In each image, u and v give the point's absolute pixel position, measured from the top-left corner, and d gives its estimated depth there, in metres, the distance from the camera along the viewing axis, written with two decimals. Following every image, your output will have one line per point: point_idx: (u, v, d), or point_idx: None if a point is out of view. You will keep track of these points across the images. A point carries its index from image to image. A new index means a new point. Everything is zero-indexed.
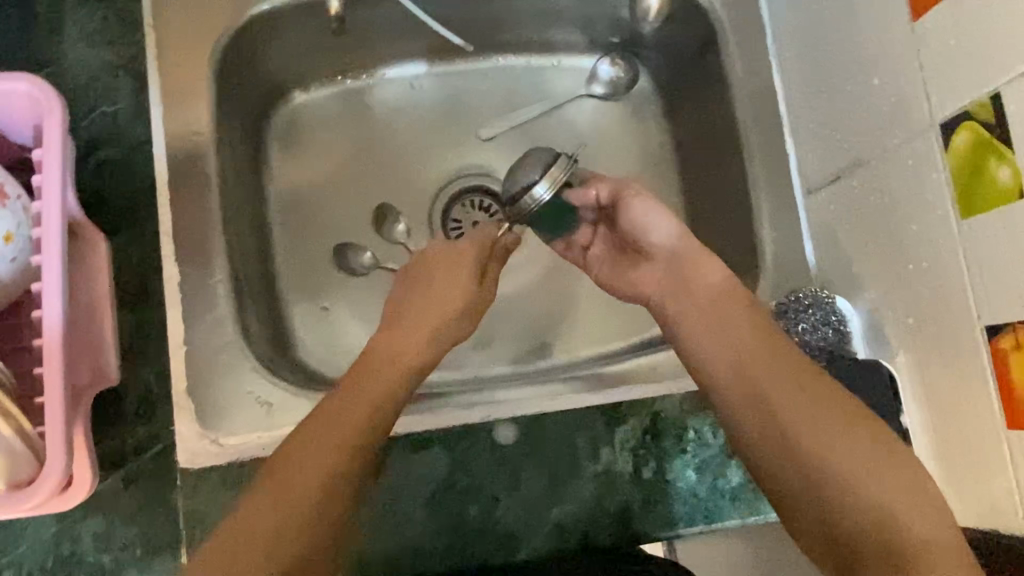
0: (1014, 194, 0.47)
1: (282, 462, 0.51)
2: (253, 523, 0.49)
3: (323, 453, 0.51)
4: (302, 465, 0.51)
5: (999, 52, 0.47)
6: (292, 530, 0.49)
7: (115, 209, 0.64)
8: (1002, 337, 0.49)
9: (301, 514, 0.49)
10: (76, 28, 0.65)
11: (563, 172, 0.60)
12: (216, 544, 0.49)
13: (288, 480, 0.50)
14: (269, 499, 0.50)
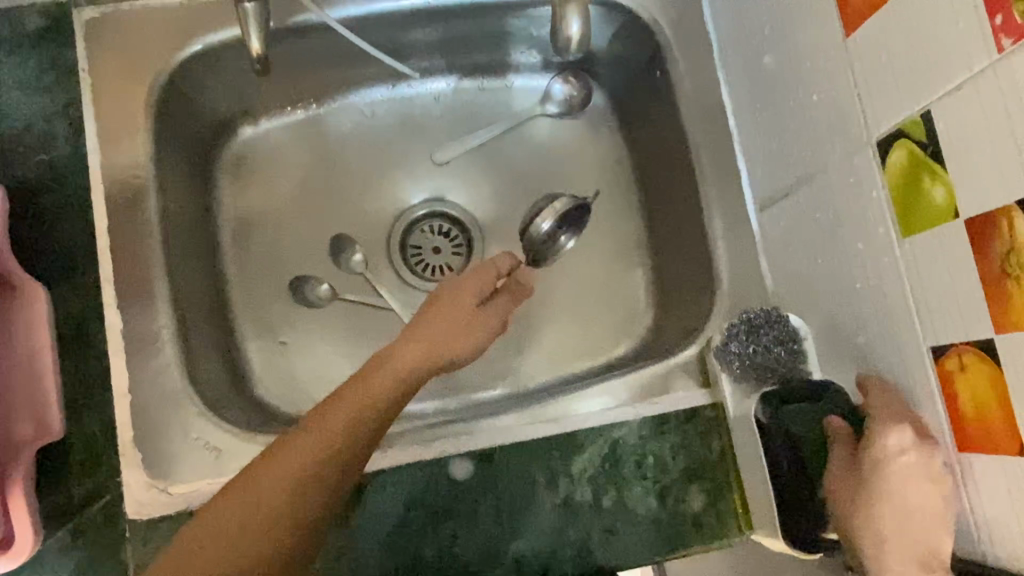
0: (949, 213, 0.46)
1: (264, 459, 0.49)
2: (222, 516, 0.46)
3: (303, 449, 0.48)
4: (282, 461, 0.48)
5: (932, 69, 0.46)
6: (257, 528, 0.45)
7: (55, 259, 0.63)
8: (948, 358, 0.48)
9: (268, 510, 0.46)
10: (11, 75, 0.64)
11: (562, 204, 0.75)
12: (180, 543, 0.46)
13: (262, 476, 0.47)
14: (237, 495, 0.47)
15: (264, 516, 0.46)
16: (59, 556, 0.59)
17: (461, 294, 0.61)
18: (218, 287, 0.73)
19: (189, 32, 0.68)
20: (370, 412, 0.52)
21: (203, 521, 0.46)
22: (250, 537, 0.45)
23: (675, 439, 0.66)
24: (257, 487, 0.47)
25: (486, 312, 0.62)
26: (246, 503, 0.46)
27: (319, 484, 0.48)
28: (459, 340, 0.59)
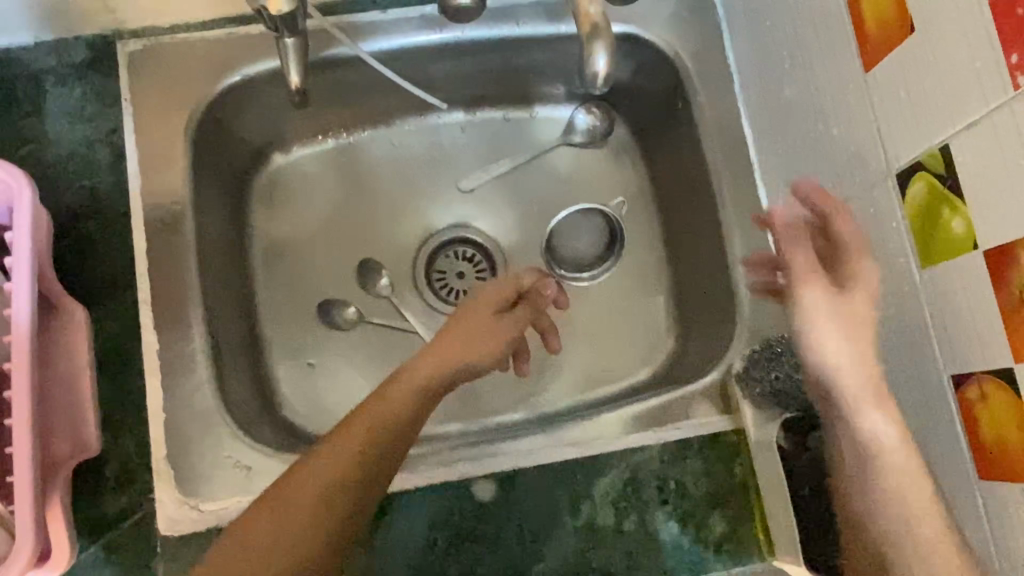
0: (968, 244, 0.47)
1: (292, 475, 0.51)
2: (254, 535, 0.49)
3: (328, 463, 0.50)
4: (307, 481, 0.50)
5: (949, 105, 0.47)
6: (289, 542, 0.48)
7: (95, 280, 0.66)
8: (968, 388, 0.49)
9: (295, 530, 0.48)
10: (57, 106, 0.68)
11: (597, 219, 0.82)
12: (218, 559, 0.49)
13: (291, 490, 0.49)
14: (267, 515, 0.49)
15: (295, 531, 0.48)
16: (92, 571, 0.61)
17: (480, 306, 0.59)
18: (250, 310, 0.75)
19: (227, 65, 0.70)
20: (393, 421, 0.52)
21: (243, 530, 0.49)
22: (283, 552, 0.48)
23: (697, 464, 0.67)
24: (287, 501, 0.49)
25: (508, 319, 0.60)
26: (278, 518, 0.49)
27: (347, 494, 0.50)
28: (478, 348, 0.57)
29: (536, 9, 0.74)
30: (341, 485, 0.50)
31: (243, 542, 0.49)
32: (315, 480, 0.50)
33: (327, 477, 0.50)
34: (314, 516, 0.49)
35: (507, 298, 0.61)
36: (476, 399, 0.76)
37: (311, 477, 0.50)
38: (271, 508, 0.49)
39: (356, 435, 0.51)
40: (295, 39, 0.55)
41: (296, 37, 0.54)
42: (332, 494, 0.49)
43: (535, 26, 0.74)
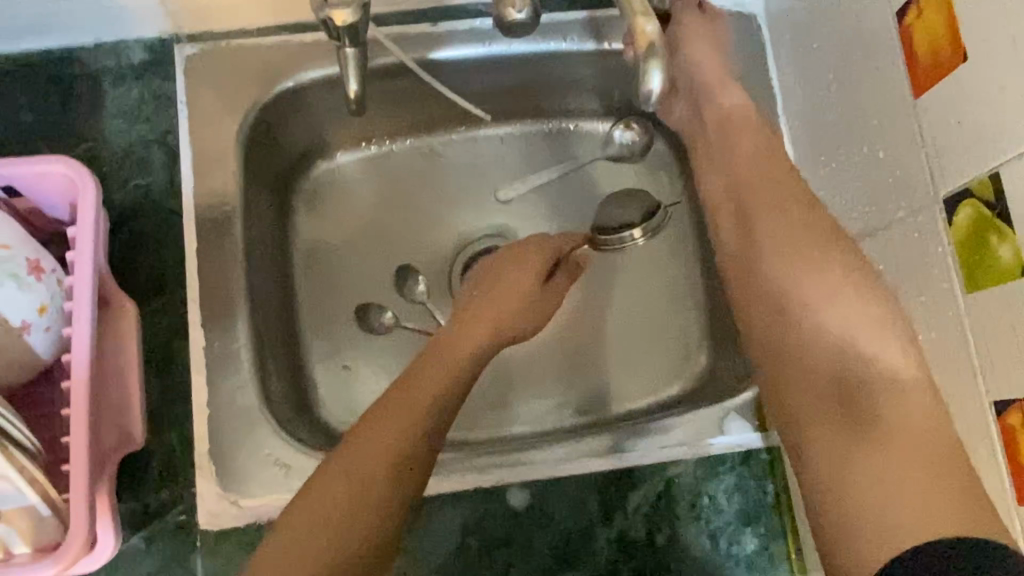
0: (1014, 271, 0.47)
1: (365, 423, 0.54)
2: (336, 477, 0.51)
3: (389, 437, 0.53)
4: (383, 424, 0.53)
5: (1000, 132, 0.48)
6: (363, 512, 0.50)
7: (145, 277, 0.68)
8: (1012, 413, 0.49)
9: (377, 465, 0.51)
10: (113, 105, 0.70)
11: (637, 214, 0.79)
12: (299, 505, 0.51)
13: (359, 461, 0.51)
14: (347, 458, 0.52)
15: (369, 501, 0.50)
16: (134, 560, 0.62)
17: (514, 284, 0.68)
18: (289, 310, 0.76)
19: (279, 70, 0.72)
20: (440, 400, 0.56)
21: (306, 501, 0.50)
22: (359, 520, 0.50)
23: (730, 481, 0.67)
24: (356, 473, 0.51)
25: (534, 300, 0.69)
26: (348, 488, 0.50)
27: (412, 469, 0.52)
28: (505, 322, 0.66)
29: (583, 26, 0.76)
30: (407, 459, 0.52)
31: (311, 512, 0.50)
32: (382, 453, 0.52)
33: (392, 449, 0.52)
34: (384, 488, 0.51)
35: (540, 280, 0.69)
36: (508, 406, 0.77)
37: (377, 450, 0.52)
38: (338, 478, 0.51)
39: (409, 413, 0.55)
40: (355, 49, 0.55)
41: (357, 46, 0.55)
42: (400, 467, 0.52)
43: (581, 41, 0.75)
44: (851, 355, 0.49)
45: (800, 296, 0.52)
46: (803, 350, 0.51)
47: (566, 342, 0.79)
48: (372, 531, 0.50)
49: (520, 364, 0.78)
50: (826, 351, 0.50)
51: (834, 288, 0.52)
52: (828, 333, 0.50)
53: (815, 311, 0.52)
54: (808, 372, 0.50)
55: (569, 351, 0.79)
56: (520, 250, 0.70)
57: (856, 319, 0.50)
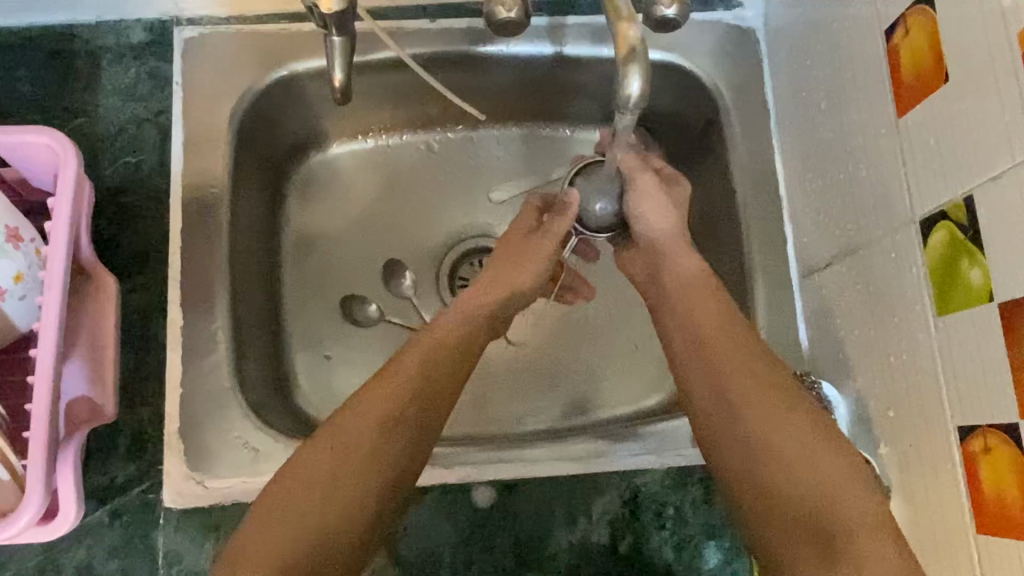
0: (983, 295, 0.47)
1: (344, 412, 0.52)
2: (315, 469, 0.49)
3: (379, 405, 0.52)
4: (364, 414, 0.51)
5: (975, 156, 0.48)
6: (337, 525, 0.47)
7: (129, 254, 0.69)
8: (974, 439, 0.48)
9: (361, 457, 0.49)
10: (111, 82, 0.71)
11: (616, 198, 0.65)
12: (271, 496, 0.49)
13: (347, 429, 0.51)
14: (326, 448, 0.50)
15: (355, 466, 0.49)
16: (96, 533, 0.63)
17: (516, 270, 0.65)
18: (274, 296, 0.77)
19: (275, 59, 0.72)
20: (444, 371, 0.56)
21: (294, 468, 0.50)
22: (346, 484, 0.48)
23: (697, 493, 0.67)
24: (345, 454, 0.50)
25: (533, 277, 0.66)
26: (333, 453, 0.50)
27: (403, 433, 0.51)
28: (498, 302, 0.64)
29: (582, 31, 0.76)
30: (397, 425, 0.51)
31: (298, 476, 0.49)
32: (368, 419, 0.51)
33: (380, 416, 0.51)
34: (370, 452, 0.50)
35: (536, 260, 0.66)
36: (484, 406, 0.76)
37: (364, 417, 0.51)
38: (322, 452, 0.50)
39: (405, 382, 0.54)
40: (343, 38, 0.56)
41: (345, 35, 0.56)
42: (387, 433, 0.51)
43: (579, 46, 0.75)
44: (810, 468, 0.48)
45: (735, 375, 0.54)
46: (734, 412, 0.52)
47: (548, 347, 0.79)
48: (360, 494, 0.48)
49: (498, 364, 0.78)
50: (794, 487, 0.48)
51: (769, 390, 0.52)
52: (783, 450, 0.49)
53: (747, 391, 0.53)
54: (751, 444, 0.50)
55: (550, 355, 0.79)
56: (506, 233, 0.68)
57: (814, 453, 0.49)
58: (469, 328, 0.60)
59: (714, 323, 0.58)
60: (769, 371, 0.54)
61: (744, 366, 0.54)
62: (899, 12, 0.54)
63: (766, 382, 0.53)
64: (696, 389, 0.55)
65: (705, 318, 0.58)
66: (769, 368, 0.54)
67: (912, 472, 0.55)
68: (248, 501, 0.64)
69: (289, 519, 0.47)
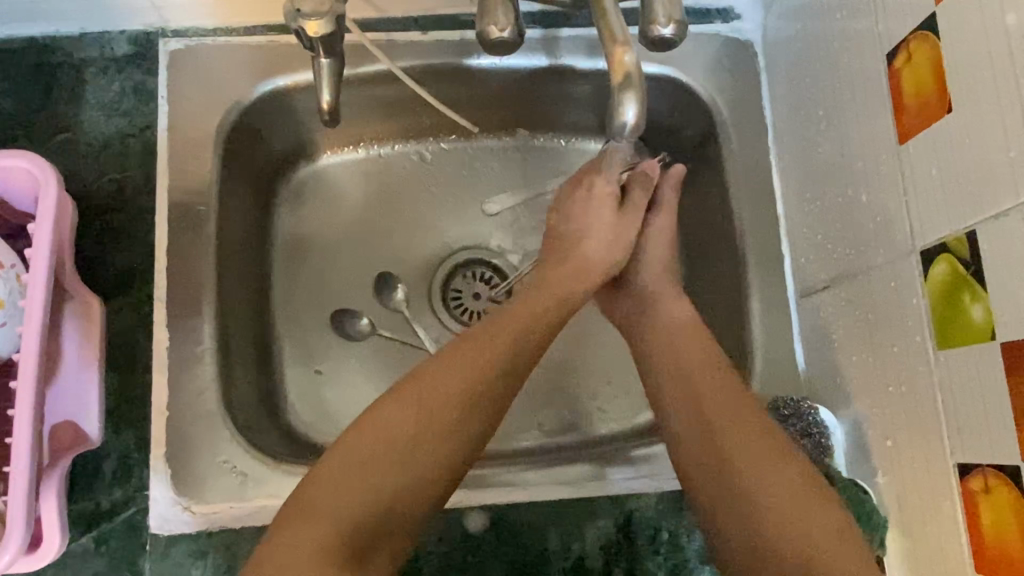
0: (984, 333, 0.46)
1: (432, 370, 0.53)
2: (396, 422, 0.51)
3: (463, 377, 0.53)
4: (450, 376, 0.53)
5: (979, 191, 0.47)
6: (410, 482, 0.49)
7: (114, 273, 0.68)
8: (973, 477, 0.48)
9: (441, 422, 0.51)
10: (94, 96, 0.70)
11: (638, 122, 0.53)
12: (352, 438, 0.50)
13: (432, 395, 0.52)
14: (410, 404, 0.51)
15: (433, 433, 0.51)
16: (82, 559, 0.63)
17: (584, 252, 0.64)
18: (265, 312, 0.75)
19: (263, 71, 0.71)
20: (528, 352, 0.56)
21: (373, 421, 0.51)
22: (420, 451, 0.50)
23: (693, 517, 0.66)
24: (428, 411, 0.51)
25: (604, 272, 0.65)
26: (417, 413, 0.51)
27: (481, 410, 0.53)
28: (588, 295, 0.64)
29: (578, 44, 0.74)
30: (475, 400, 0.52)
31: (376, 431, 0.50)
32: (453, 388, 0.52)
33: (464, 387, 0.52)
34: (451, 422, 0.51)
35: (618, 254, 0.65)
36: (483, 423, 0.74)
37: (450, 385, 0.52)
38: (405, 409, 0.51)
39: (493, 357, 0.54)
40: (330, 60, 0.55)
41: (331, 57, 0.55)
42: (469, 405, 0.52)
43: (573, 59, 0.74)
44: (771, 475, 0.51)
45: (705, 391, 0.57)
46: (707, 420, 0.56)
47: (545, 361, 0.76)
48: (430, 464, 0.50)
49: None
50: (751, 483, 0.52)
51: (736, 406, 0.56)
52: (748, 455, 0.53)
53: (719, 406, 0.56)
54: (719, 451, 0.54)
55: (548, 369, 0.76)
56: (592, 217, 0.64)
57: (784, 487, 0.51)
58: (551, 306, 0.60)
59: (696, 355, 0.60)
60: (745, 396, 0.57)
61: (711, 382, 0.58)
62: (901, 36, 0.53)
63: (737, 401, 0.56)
64: (669, 391, 0.59)
65: (694, 367, 0.59)
66: (732, 385, 0.58)
67: (912, 503, 0.54)
68: (233, 527, 0.63)
69: (364, 469, 0.49)
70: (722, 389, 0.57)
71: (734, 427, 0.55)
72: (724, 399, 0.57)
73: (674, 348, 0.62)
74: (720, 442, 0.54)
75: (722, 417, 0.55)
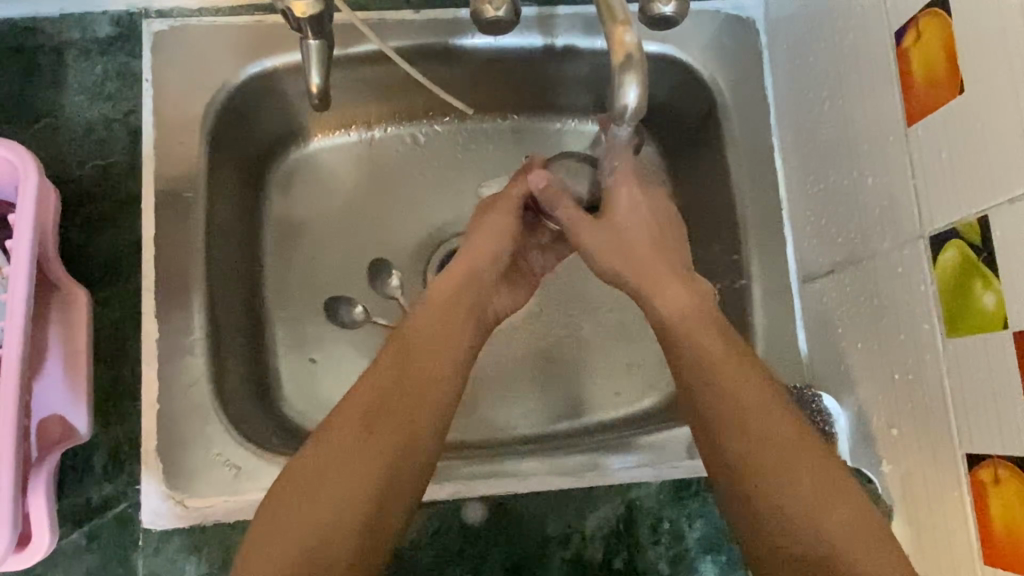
0: (995, 321, 0.45)
1: (333, 410, 0.52)
2: (309, 464, 0.49)
3: (363, 404, 0.51)
4: (345, 411, 0.51)
5: (993, 176, 0.45)
6: (347, 510, 0.47)
7: (100, 264, 0.66)
8: (982, 468, 0.47)
9: (353, 447, 0.49)
10: (77, 81, 0.68)
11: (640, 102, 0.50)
12: (274, 499, 0.48)
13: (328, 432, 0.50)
14: (315, 447, 0.50)
15: (345, 459, 0.49)
16: (74, 556, 0.61)
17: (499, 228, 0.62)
18: (256, 300, 0.73)
19: (250, 53, 0.69)
20: (447, 351, 0.55)
21: (287, 480, 0.49)
22: (334, 482, 0.48)
23: (693, 506, 0.65)
24: (334, 446, 0.49)
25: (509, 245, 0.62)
26: (323, 451, 0.49)
27: (392, 421, 0.51)
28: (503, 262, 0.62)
29: (573, 23, 0.72)
30: (380, 415, 0.51)
31: (292, 483, 0.49)
32: (356, 411, 0.51)
33: (366, 411, 0.51)
34: (365, 440, 0.50)
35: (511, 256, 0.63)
36: (480, 410, 0.73)
37: (349, 415, 0.51)
38: (311, 455, 0.49)
39: (382, 380, 0.52)
40: (319, 41, 0.53)
41: (320, 39, 0.53)
42: (375, 417, 0.50)
43: (569, 38, 0.72)
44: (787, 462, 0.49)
45: (709, 364, 0.53)
46: (711, 407, 0.52)
47: (543, 348, 0.75)
48: (357, 487, 0.48)
49: (491, 365, 0.74)
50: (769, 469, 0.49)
51: (741, 378, 0.52)
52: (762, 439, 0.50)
53: (723, 383, 0.52)
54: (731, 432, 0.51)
55: (546, 356, 0.75)
56: (484, 234, 0.62)
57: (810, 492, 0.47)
58: (453, 308, 0.57)
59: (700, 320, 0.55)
60: (749, 359, 0.54)
61: (710, 350, 0.53)
62: (909, 14, 0.51)
63: (744, 374, 0.52)
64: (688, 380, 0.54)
65: (698, 342, 0.54)
66: (727, 342, 0.54)
67: (918, 494, 0.53)
68: (229, 521, 0.62)
69: (289, 520, 0.47)
70: (727, 365, 0.53)
71: (742, 406, 0.51)
72: (730, 373, 0.52)
73: (693, 353, 0.54)
74: (728, 437, 0.51)
75: (727, 394, 0.52)
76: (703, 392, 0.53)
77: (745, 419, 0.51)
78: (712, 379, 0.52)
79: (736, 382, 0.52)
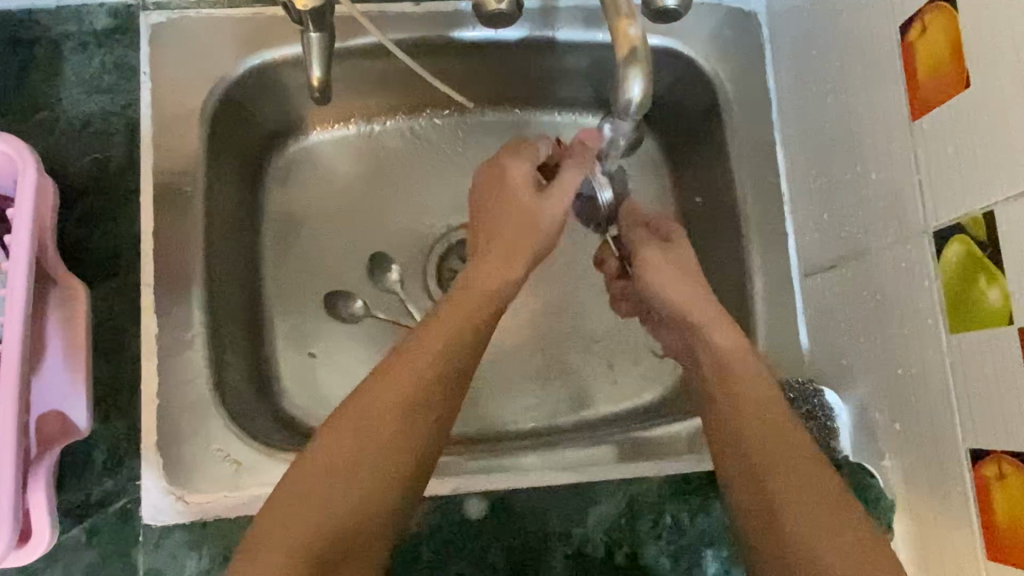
0: (1001, 316, 0.45)
1: (368, 387, 0.48)
2: (338, 445, 0.46)
3: (402, 389, 0.48)
4: (383, 393, 0.48)
5: (999, 170, 0.45)
6: (370, 506, 0.45)
7: (98, 258, 0.66)
8: (988, 465, 0.46)
9: (387, 436, 0.46)
10: (74, 73, 0.67)
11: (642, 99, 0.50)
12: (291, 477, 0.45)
13: (366, 416, 0.47)
14: (348, 430, 0.46)
15: (378, 450, 0.46)
16: (74, 551, 0.61)
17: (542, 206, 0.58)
18: (255, 295, 0.73)
19: (249, 46, 0.68)
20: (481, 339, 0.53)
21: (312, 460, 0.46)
22: (365, 473, 0.45)
23: (695, 502, 0.65)
24: (366, 431, 0.46)
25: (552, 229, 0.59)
26: (355, 436, 0.46)
27: (429, 415, 0.48)
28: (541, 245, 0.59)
29: (575, 16, 0.72)
30: (421, 405, 0.48)
31: (316, 465, 0.45)
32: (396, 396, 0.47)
33: (407, 398, 0.48)
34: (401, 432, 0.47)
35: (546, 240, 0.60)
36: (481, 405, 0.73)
37: (388, 399, 0.47)
38: (342, 437, 0.46)
39: (427, 365, 0.49)
40: (319, 34, 0.52)
41: (322, 31, 0.52)
42: (417, 408, 0.48)
43: (571, 31, 0.72)
44: (789, 462, 0.48)
45: (727, 372, 0.54)
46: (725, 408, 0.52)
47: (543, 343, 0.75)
48: (382, 483, 0.46)
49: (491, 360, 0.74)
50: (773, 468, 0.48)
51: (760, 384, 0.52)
52: (771, 439, 0.49)
53: (736, 386, 0.53)
54: (737, 432, 0.51)
55: (547, 351, 0.75)
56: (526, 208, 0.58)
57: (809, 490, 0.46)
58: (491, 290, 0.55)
59: (732, 336, 0.55)
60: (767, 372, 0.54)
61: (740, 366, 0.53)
62: (915, 7, 0.51)
63: (765, 382, 0.52)
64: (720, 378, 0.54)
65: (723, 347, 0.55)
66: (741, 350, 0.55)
67: (922, 489, 0.53)
68: (230, 516, 0.62)
69: (309, 506, 0.44)
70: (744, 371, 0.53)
71: (753, 409, 0.51)
72: (748, 380, 0.53)
73: (717, 362, 0.55)
74: (739, 435, 0.51)
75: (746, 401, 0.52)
76: (725, 395, 0.53)
77: (761, 414, 0.51)
78: (730, 385, 0.53)
79: (750, 387, 0.52)
